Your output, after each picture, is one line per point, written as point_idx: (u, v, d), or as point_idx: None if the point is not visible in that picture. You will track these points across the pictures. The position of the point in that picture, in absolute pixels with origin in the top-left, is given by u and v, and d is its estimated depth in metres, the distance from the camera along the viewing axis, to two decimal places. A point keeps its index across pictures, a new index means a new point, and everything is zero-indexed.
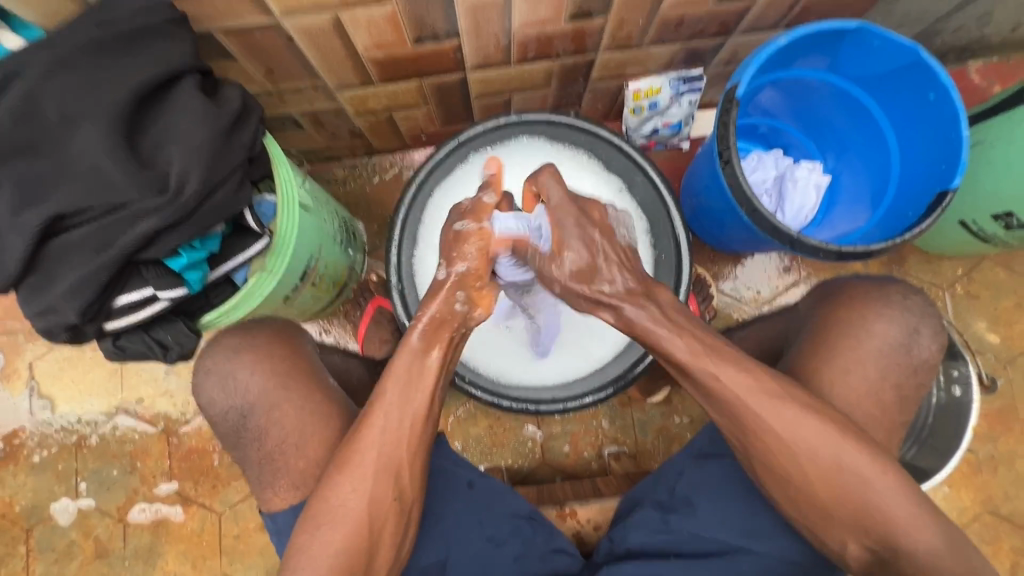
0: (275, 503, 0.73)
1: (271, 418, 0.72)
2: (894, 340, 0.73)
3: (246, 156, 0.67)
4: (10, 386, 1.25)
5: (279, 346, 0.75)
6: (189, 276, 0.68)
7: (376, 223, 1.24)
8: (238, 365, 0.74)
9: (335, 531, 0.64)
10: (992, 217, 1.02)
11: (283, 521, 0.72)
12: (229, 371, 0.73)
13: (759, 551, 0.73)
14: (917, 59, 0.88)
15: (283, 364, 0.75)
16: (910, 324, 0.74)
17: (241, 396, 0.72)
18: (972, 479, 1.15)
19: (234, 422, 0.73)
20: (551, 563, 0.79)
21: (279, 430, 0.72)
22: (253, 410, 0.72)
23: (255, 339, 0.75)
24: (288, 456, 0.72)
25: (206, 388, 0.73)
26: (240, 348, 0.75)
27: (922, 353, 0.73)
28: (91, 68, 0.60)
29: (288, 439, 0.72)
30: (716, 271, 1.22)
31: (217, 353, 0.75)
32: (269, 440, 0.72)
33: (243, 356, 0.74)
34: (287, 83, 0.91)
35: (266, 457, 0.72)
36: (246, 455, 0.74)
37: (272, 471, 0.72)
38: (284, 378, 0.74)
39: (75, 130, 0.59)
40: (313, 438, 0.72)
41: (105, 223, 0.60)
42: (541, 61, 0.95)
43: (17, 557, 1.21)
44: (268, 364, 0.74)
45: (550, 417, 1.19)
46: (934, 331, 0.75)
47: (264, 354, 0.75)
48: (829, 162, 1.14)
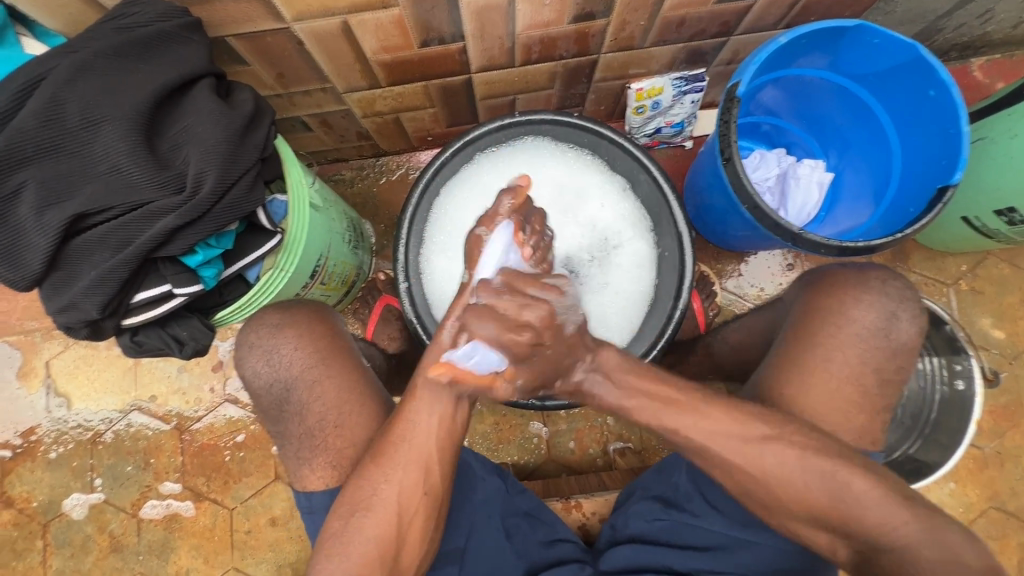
0: (312, 481, 0.73)
1: (311, 394, 0.73)
2: (870, 325, 0.74)
3: (258, 156, 0.69)
4: (28, 383, 1.28)
5: (319, 325, 0.77)
6: (204, 272, 0.70)
7: (383, 223, 1.26)
8: (281, 340, 0.75)
9: (341, 522, 0.65)
10: (995, 213, 1.02)
11: (318, 501, 0.73)
12: (273, 346, 0.74)
13: (763, 539, 0.73)
14: (918, 56, 0.89)
15: (323, 342, 0.76)
16: (887, 308, 0.75)
17: (284, 369, 0.74)
18: (978, 475, 1.15)
19: (276, 396, 0.74)
20: (554, 550, 0.81)
21: (319, 406, 0.73)
22: (295, 385, 0.73)
23: (296, 316, 0.77)
24: (327, 434, 0.73)
25: (250, 362, 0.74)
26: (282, 325, 0.76)
27: (900, 336, 0.74)
28: (112, 73, 0.62)
29: (327, 415, 0.73)
30: (719, 269, 1.23)
31: (260, 329, 0.75)
32: (309, 416, 0.73)
33: (285, 332, 0.75)
34: (297, 86, 0.93)
35: (306, 432, 0.73)
36: (286, 431, 0.74)
37: (311, 447, 0.73)
38: (324, 355, 0.75)
39: (96, 132, 0.61)
40: (352, 418, 0.73)
41: (125, 221, 0.62)
42: (544, 62, 0.97)
43: (34, 551, 1.24)
44: (308, 339, 0.75)
45: (556, 413, 1.21)
46: (913, 314, 0.75)
47: (305, 331, 0.76)
48: (832, 159, 1.15)
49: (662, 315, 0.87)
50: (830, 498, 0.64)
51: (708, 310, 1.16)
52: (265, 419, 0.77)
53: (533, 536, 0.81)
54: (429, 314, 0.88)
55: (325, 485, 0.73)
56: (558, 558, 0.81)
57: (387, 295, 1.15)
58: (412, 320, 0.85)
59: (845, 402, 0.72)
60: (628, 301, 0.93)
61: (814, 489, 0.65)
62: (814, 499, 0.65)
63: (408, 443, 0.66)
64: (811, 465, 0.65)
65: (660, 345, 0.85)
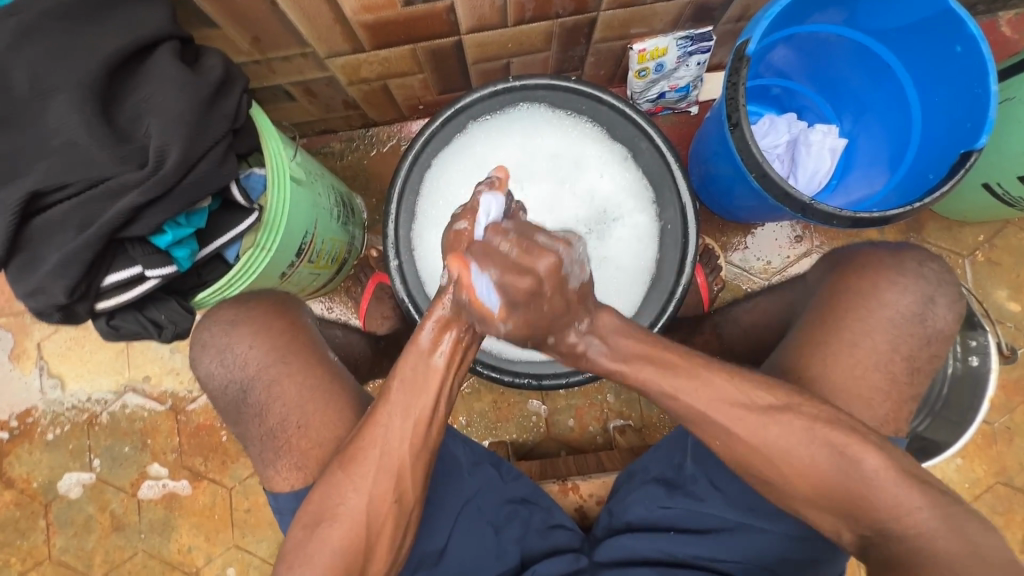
0: (278, 483, 0.70)
1: (270, 393, 0.71)
2: (906, 311, 0.70)
3: (229, 127, 0.64)
4: (20, 365, 1.26)
5: (277, 320, 0.73)
6: (177, 253, 0.66)
7: (374, 197, 1.21)
8: (235, 338, 0.72)
9: (310, 532, 0.62)
10: (1019, 180, 0.96)
11: (285, 503, 0.70)
12: (227, 345, 0.72)
13: (766, 526, 0.71)
14: (945, 8, 0.82)
15: (282, 337, 0.73)
16: (926, 293, 0.71)
17: (240, 368, 0.71)
18: (986, 450, 1.13)
19: (234, 397, 0.72)
20: (550, 538, 0.80)
21: (280, 407, 0.70)
22: (252, 385, 0.71)
23: (252, 311, 0.73)
24: (290, 435, 0.70)
25: (205, 362, 0.72)
26: (238, 321, 0.73)
27: (937, 323, 0.71)
28: (61, 35, 0.57)
29: (289, 415, 0.70)
30: (724, 242, 1.18)
31: (214, 326, 0.73)
32: (271, 417, 0.71)
33: (241, 329, 0.72)
34: (275, 51, 0.87)
35: (268, 433, 0.70)
36: (248, 432, 0.72)
37: (275, 449, 0.70)
38: (283, 352, 0.72)
39: (48, 102, 0.56)
40: (318, 419, 0.70)
41: (86, 200, 0.58)
42: (539, 21, 0.90)
43: (38, 530, 1.24)
44: (265, 336, 0.72)
45: (555, 391, 1.18)
46: (947, 301, 0.71)
47: (262, 327, 0.73)
48: (846, 124, 1.08)
49: (664, 292, 0.85)
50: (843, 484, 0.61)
51: (712, 285, 1.12)
52: (227, 419, 0.74)
53: (532, 520, 0.80)
54: (420, 290, 0.84)
55: (297, 482, 0.70)
56: (555, 544, 0.79)
57: (377, 273, 1.11)
58: (403, 298, 0.82)
59: (857, 383, 0.69)
60: (627, 277, 0.89)
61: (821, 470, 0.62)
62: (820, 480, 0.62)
63: (386, 444, 0.63)
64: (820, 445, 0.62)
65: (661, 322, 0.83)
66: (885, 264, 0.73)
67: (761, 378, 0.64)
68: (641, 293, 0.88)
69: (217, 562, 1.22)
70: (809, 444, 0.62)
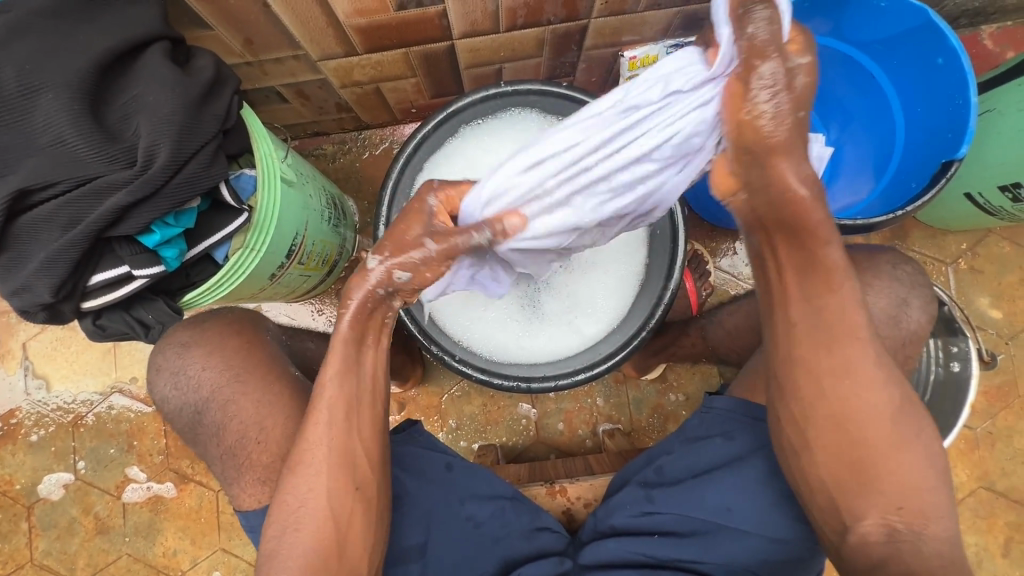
0: (245, 500, 0.71)
1: (226, 413, 0.72)
2: (884, 313, 0.73)
3: (219, 127, 0.64)
4: (5, 366, 1.25)
5: (233, 338, 0.75)
6: (165, 253, 0.66)
7: (366, 200, 1.21)
8: (189, 359, 0.74)
9: (300, 530, 0.62)
10: (999, 188, 0.98)
11: (254, 520, 0.71)
12: (180, 367, 0.74)
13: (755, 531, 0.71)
14: (927, 21, 0.84)
15: (237, 356, 0.74)
16: (901, 296, 0.73)
17: (193, 391, 0.73)
18: (969, 455, 1.14)
19: (189, 418, 0.74)
20: (537, 541, 0.79)
21: (237, 424, 0.71)
22: (207, 406, 0.73)
23: (206, 332, 0.76)
24: (250, 451, 0.71)
25: (161, 385, 0.74)
26: (191, 343, 0.75)
27: (911, 325, 0.73)
28: (52, 33, 0.57)
29: (246, 432, 0.71)
30: (713, 247, 1.20)
31: (169, 350, 0.75)
32: (228, 436, 0.72)
33: (194, 351, 0.74)
34: (267, 53, 0.87)
35: (227, 451, 0.72)
36: (207, 451, 0.73)
37: (236, 466, 0.72)
38: (236, 371, 0.73)
39: (34, 100, 0.56)
40: (275, 433, 0.71)
41: (73, 198, 0.58)
42: (531, 28, 0.91)
43: (19, 533, 1.23)
44: (219, 357, 0.74)
45: (544, 395, 1.19)
46: (924, 302, 0.74)
47: (215, 348, 0.74)
48: (833, 133, 1.10)
49: (652, 296, 0.86)
50: None
51: (701, 290, 1.14)
52: (217, 420, 0.72)
53: (520, 519, 0.79)
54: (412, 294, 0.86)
55: (262, 498, 0.70)
56: (541, 547, 0.79)
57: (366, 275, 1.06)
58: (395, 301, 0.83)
59: None
60: (618, 282, 0.90)
61: None
62: None
63: None
64: None
65: (649, 328, 0.84)
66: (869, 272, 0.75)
67: None
68: (631, 298, 0.90)
69: (202, 566, 1.21)
70: None
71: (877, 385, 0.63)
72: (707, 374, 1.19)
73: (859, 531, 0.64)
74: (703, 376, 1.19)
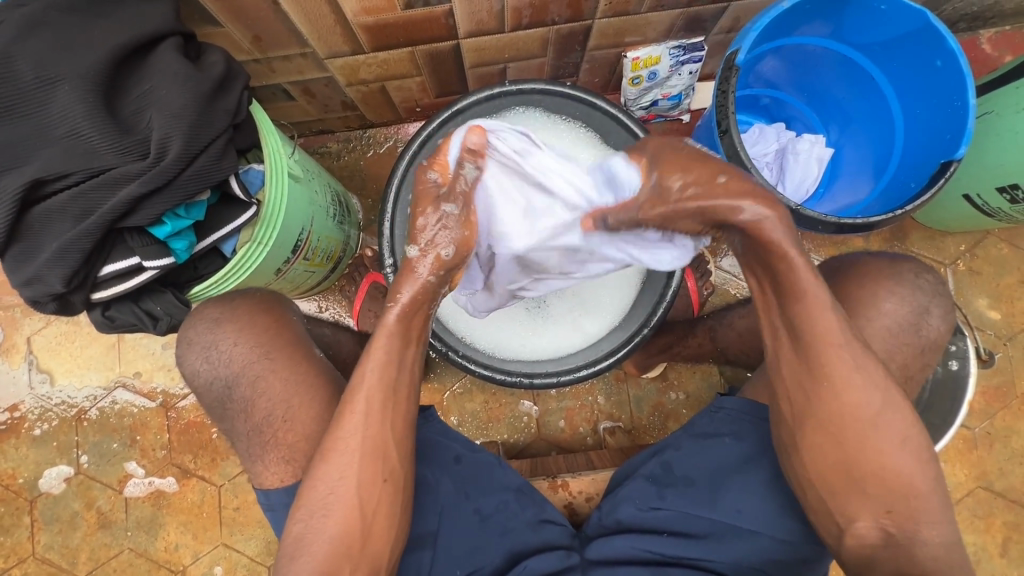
0: (267, 478, 0.71)
1: (255, 389, 0.71)
2: (903, 319, 0.73)
3: (230, 122, 0.65)
4: (9, 360, 1.26)
5: (263, 316, 0.74)
6: (175, 245, 0.67)
7: (370, 198, 1.22)
8: (221, 335, 0.72)
9: (314, 518, 0.63)
10: (997, 190, 1.00)
11: (277, 499, 0.70)
12: (212, 342, 0.72)
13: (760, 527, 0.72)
14: (926, 24, 0.85)
15: (268, 333, 0.73)
16: (922, 304, 0.74)
17: (224, 366, 0.71)
18: (968, 455, 1.15)
19: (219, 393, 0.72)
20: (542, 534, 0.80)
21: (265, 401, 0.71)
22: (237, 381, 0.71)
23: (237, 309, 0.74)
24: (276, 429, 0.70)
25: (190, 359, 0.72)
26: (222, 319, 0.73)
27: (930, 332, 0.74)
28: (67, 28, 0.58)
29: (274, 409, 0.71)
30: (714, 247, 1.21)
31: (199, 324, 0.73)
32: (256, 412, 0.71)
33: (225, 327, 0.73)
34: (276, 50, 0.88)
35: (254, 428, 0.71)
36: (234, 429, 0.73)
37: (262, 443, 0.71)
38: (268, 348, 0.72)
39: (51, 92, 0.57)
40: (301, 413, 0.71)
41: (86, 189, 0.59)
42: (535, 28, 0.93)
43: (21, 527, 1.23)
44: (250, 334, 0.73)
45: (546, 392, 1.20)
46: (943, 311, 0.75)
47: (247, 324, 0.73)
48: (832, 134, 1.11)
49: (653, 294, 0.87)
50: None
51: (702, 289, 1.15)
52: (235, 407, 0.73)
53: (524, 512, 0.80)
54: None
55: (286, 476, 0.70)
56: (547, 540, 0.79)
57: (372, 273, 1.12)
58: None
59: None
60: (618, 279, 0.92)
61: None
62: None
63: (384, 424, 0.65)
64: None
65: (652, 324, 0.85)
66: (871, 269, 0.76)
67: None
68: (631, 297, 0.90)
69: (204, 561, 1.22)
70: None
71: (880, 379, 0.64)
72: (708, 372, 1.20)
73: (863, 524, 0.64)
74: (704, 374, 1.20)
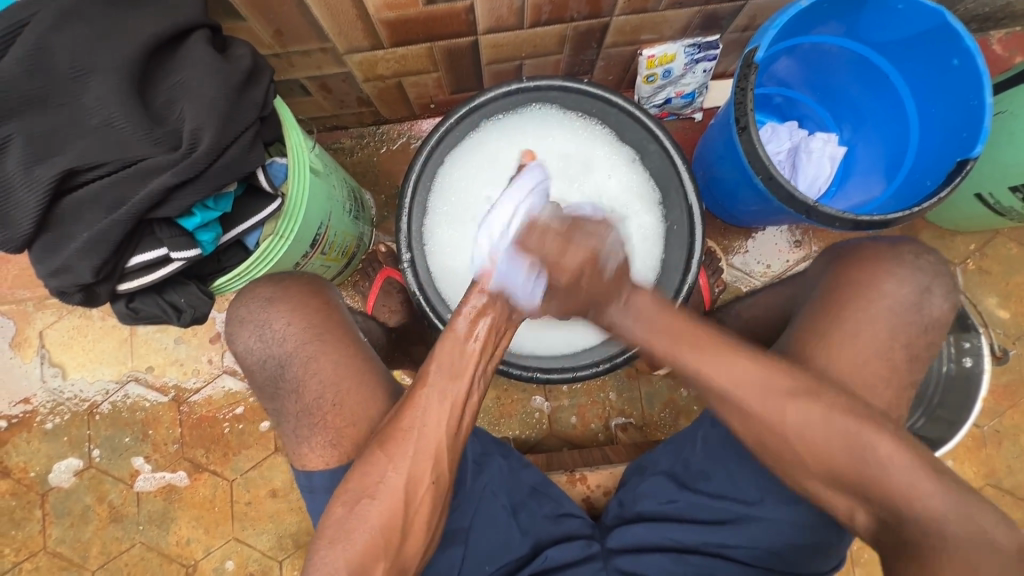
0: (312, 460, 0.70)
1: (307, 369, 0.71)
2: (904, 300, 0.73)
3: (258, 114, 0.65)
4: (21, 353, 1.26)
5: (313, 299, 0.74)
6: (202, 236, 0.68)
7: (383, 193, 1.23)
8: (273, 314, 0.72)
9: (340, 511, 0.63)
10: (1010, 189, 1.00)
11: (319, 481, 0.70)
12: (265, 321, 0.72)
13: (788, 527, 0.72)
14: (943, 23, 0.86)
15: (318, 315, 0.73)
16: (922, 283, 0.73)
17: (278, 344, 0.71)
18: (976, 453, 1.16)
19: (271, 371, 0.71)
20: (561, 526, 0.81)
21: (316, 383, 0.71)
22: (289, 360, 0.71)
23: (289, 289, 0.74)
24: (325, 412, 0.70)
25: (242, 337, 0.72)
26: (274, 298, 0.73)
27: (931, 312, 0.73)
28: (102, 20, 0.58)
29: (324, 392, 0.70)
30: (726, 245, 1.22)
31: (251, 303, 0.73)
32: (306, 394, 0.71)
33: (278, 306, 0.73)
34: (296, 45, 0.89)
35: (304, 409, 0.71)
36: (283, 408, 0.72)
37: (309, 425, 0.71)
38: (318, 329, 0.72)
39: (85, 82, 0.57)
40: (351, 398, 0.71)
41: (118, 179, 0.59)
42: (554, 25, 0.93)
43: (33, 521, 1.23)
44: (302, 314, 0.73)
45: (558, 388, 1.20)
46: (944, 290, 0.74)
47: (298, 305, 0.73)
48: (845, 133, 1.12)
49: (669, 290, 0.86)
50: (852, 474, 0.63)
51: (714, 286, 1.16)
52: (261, 397, 0.74)
53: (541, 510, 0.81)
54: (432, 286, 0.85)
55: (332, 460, 0.70)
56: (565, 532, 0.80)
57: (386, 268, 1.13)
58: (416, 292, 0.83)
59: (861, 375, 0.71)
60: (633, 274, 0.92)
61: (832, 453, 0.64)
62: (830, 466, 0.64)
63: (425, 423, 0.64)
64: (833, 435, 0.64)
65: None
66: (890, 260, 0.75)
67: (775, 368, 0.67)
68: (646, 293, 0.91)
69: (216, 555, 1.22)
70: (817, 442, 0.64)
71: None
72: None
73: None
74: None
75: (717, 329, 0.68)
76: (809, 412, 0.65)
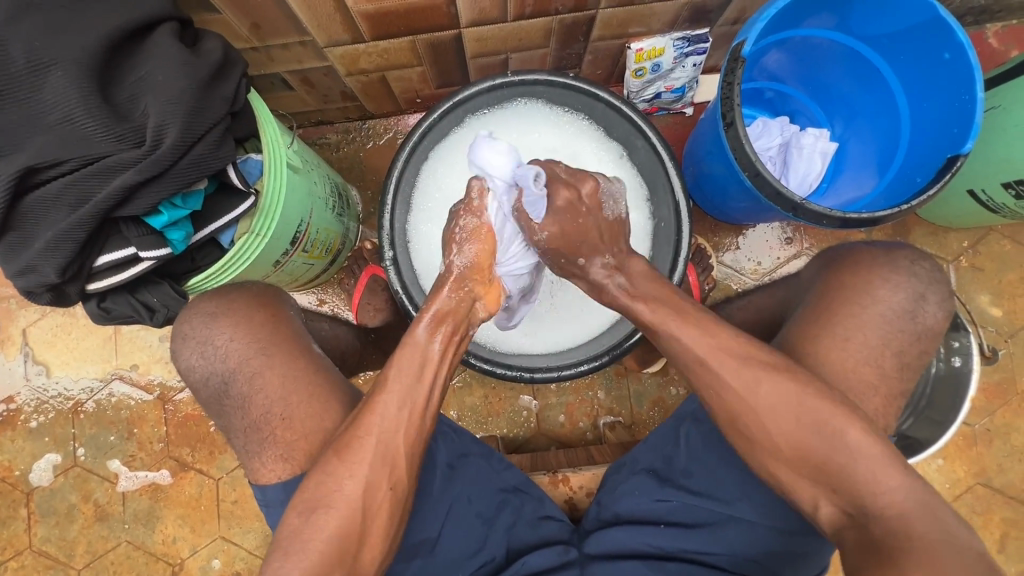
0: (264, 475, 0.69)
1: (252, 385, 0.69)
2: (898, 306, 0.71)
3: (228, 110, 0.64)
4: (5, 352, 1.24)
5: (259, 312, 0.72)
6: (172, 235, 0.66)
7: (369, 189, 1.21)
8: (216, 330, 0.71)
9: (301, 519, 0.61)
10: (1003, 186, 0.99)
11: (272, 495, 0.68)
12: (209, 337, 0.70)
13: (763, 528, 0.72)
14: (935, 17, 0.84)
15: (265, 328, 0.72)
16: (918, 290, 0.72)
17: (220, 361, 0.70)
18: (967, 451, 1.15)
19: (215, 388, 0.70)
20: (540, 530, 0.80)
21: (262, 398, 0.69)
22: (233, 377, 0.70)
23: (234, 303, 0.72)
24: (279, 425, 0.69)
25: (185, 354, 0.71)
26: (218, 313, 0.72)
27: (927, 320, 0.72)
28: (59, 12, 0.57)
29: (271, 407, 0.69)
30: (716, 242, 1.20)
31: (194, 318, 0.71)
32: (253, 409, 0.69)
33: (221, 321, 0.71)
34: (274, 38, 0.87)
35: (252, 424, 0.69)
36: (232, 424, 0.71)
37: (259, 441, 0.69)
38: (264, 344, 0.71)
39: (43, 77, 0.56)
40: (301, 411, 0.69)
41: (80, 177, 0.58)
42: (539, 17, 0.91)
43: (18, 519, 1.22)
44: (246, 328, 0.71)
45: (546, 387, 1.19)
46: (940, 298, 0.73)
47: (242, 319, 0.72)
48: (837, 128, 1.10)
49: None
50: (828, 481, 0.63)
51: (705, 284, 1.14)
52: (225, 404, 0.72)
53: (522, 509, 0.80)
54: (415, 285, 0.84)
55: (285, 473, 0.68)
56: (544, 535, 0.80)
57: (372, 265, 1.10)
58: (398, 291, 0.81)
59: (846, 376, 0.70)
60: None
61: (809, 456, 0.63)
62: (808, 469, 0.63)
63: (395, 421, 0.64)
64: (811, 440, 0.63)
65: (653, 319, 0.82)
66: (877, 261, 0.74)
67: (754, 376, 0.66)
68: None
69: (202, 554, 1.21)
70: (797, 446, 0.63)
71: None
72: None
73: None
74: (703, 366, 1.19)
75: (699, 330, 0.67)
76: (789, 416, 0.64)
